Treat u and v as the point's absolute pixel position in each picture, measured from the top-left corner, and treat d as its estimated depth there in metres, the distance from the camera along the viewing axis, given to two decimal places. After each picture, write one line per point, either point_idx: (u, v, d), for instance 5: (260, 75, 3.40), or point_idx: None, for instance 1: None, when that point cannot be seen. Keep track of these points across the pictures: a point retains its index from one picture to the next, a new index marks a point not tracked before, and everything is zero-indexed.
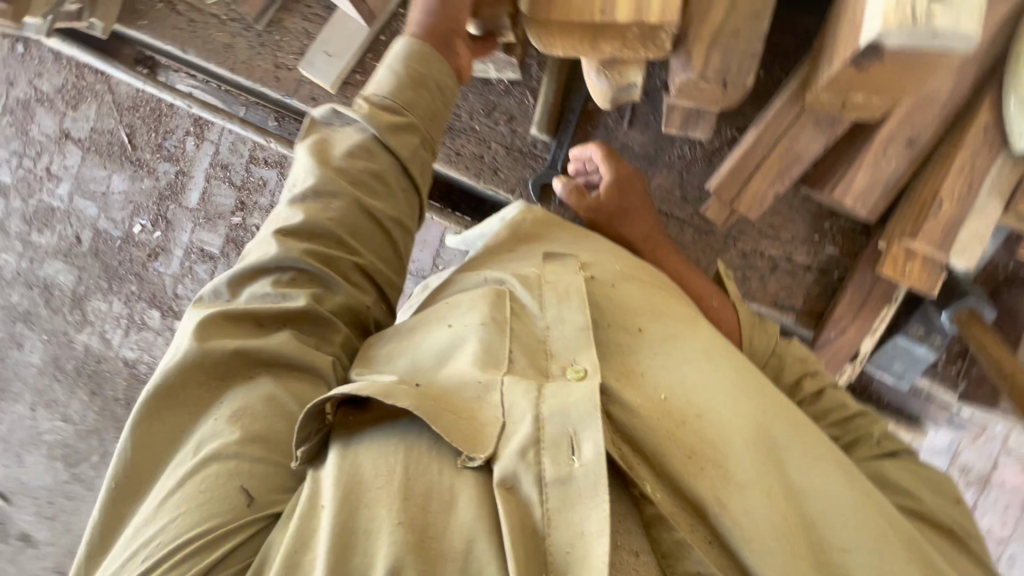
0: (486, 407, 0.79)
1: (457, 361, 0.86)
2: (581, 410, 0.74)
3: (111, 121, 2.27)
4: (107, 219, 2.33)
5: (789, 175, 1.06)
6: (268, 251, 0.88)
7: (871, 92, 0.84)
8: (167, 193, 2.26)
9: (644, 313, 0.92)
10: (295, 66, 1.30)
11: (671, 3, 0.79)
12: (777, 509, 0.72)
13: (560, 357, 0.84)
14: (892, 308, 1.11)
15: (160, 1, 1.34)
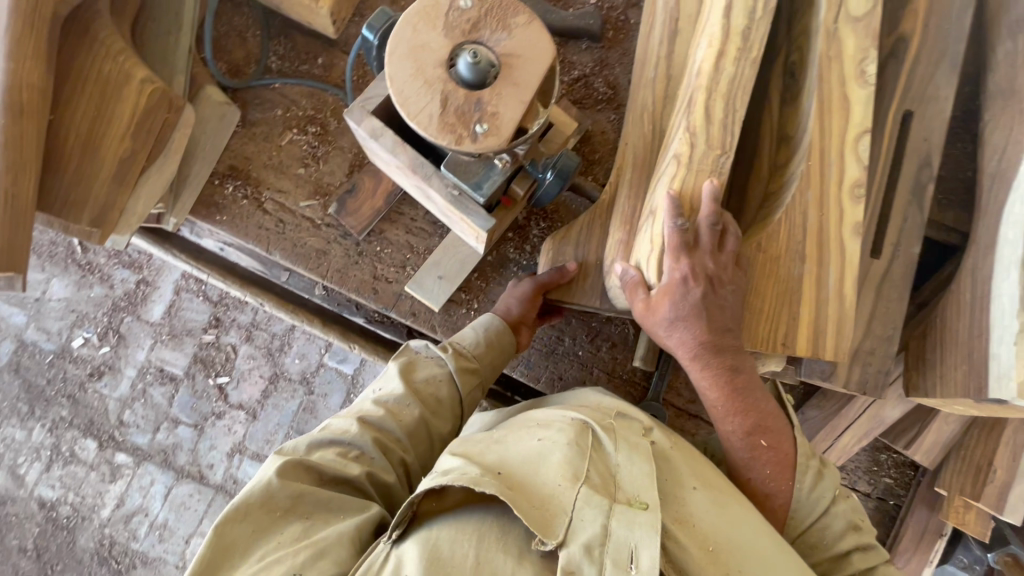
0: (560, 502, 0.82)
1: (543, 471, 0.87)
2: (643, 527, 0.80)
3: None
4: (39, 329, 2.14)
5: (871, 432, 1.21)
6: (349, 428, 0.97)
7: (973, 408, 1.01)
8: (122, 304, 2.11)
9: (695, 470, 0.94)
10: (395, 280, 1.26)
11: (841, 343, 0.96)
12: None
13: (625, 488, 0.86)
14: (944, 541, 1.28)
15: (243, 196, 1.25)
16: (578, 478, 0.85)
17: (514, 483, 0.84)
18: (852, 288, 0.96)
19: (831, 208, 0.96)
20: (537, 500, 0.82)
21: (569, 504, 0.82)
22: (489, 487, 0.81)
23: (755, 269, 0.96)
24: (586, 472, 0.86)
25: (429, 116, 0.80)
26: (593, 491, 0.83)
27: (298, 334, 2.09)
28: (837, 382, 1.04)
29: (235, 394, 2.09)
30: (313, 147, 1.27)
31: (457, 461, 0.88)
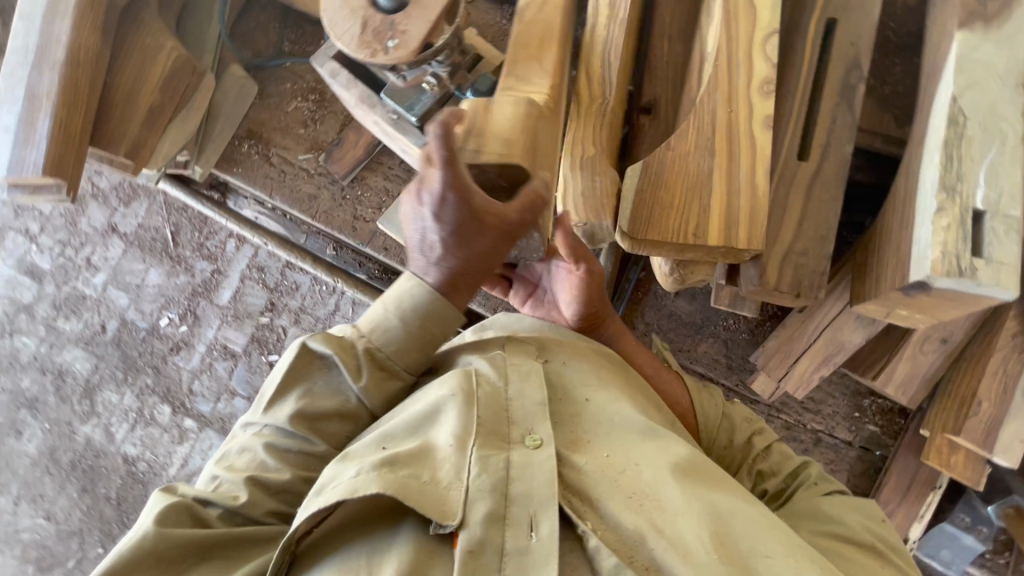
0: (448, 470, 0.81)
1: (435, 435, 0.85)
2: (538, 468, 0.81)
3: (158, 218, 2.20)
4: (137, 310, 2.22)
5: (832, 361, 1.14)
6: (236, 492, 0.83)
7: (913, 310, 0.93)
8: (200, 290, 2.14)
9: (591, 380, 0.96)
10: (372, 219, 1.44)
11: (755, 232, 0.92)
12: (708, 531, 0.76)
13: (519, 425, 0.86)
14: (937, 494, 1.15)
15: (255, 152, 1.51)
16: (466, 438, 0.83)
17: (396, 462, 0.81)
18: (764, 180, 0.93)
19: (738, 103, 0.95)
20: (425, 477, 0.79)
21: (460, 474, 0.80)
22: (371, 487, 0.76)
23: (662, 170, 0.95)
24: (474, 423, 0.85)
25: (350, 35, 0.97)
26: (487, 452, 0.81)
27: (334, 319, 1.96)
28: (768, 283, 0.98)
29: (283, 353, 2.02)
30: (312, 111, 1.50)
31: (331, 471, 0.83)
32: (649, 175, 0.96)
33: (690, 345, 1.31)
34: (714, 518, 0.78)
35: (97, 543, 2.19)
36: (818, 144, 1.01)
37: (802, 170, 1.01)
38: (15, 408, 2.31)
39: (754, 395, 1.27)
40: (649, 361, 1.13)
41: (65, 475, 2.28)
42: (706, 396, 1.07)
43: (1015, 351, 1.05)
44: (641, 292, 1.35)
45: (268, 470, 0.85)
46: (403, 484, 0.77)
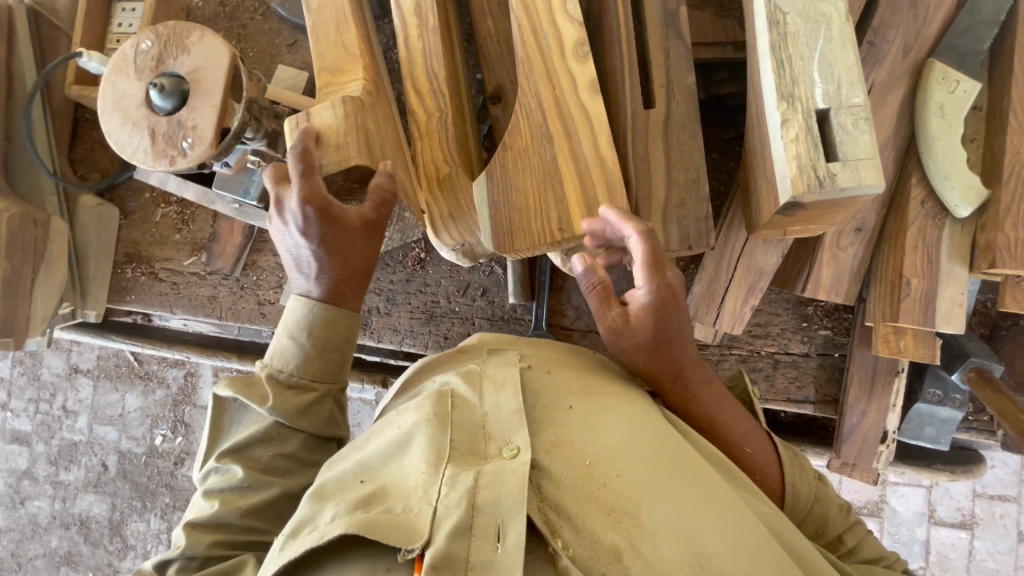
0: (420, 494, 0.68)
1: (407, 458, 0.73)
2: (512, 475, 0.66)
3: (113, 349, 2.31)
4: (129, 438, 2.40)
5: (758, 288, 1.09)
6: (198, 508, 0.85)
7: (804, 223, 0.88)
8: (179, 398, 2.29)
9: (573, 391, 0.81)
10: (276, 298, 1.39)
11: (619, 206, 0.86)
12: (685, 545, 0.63)
13: (494, 439, 0.72)
14: (903, 379, 1.11)
15: (141, 273, 1.45)
16: (439, 459, 0.70)
17: (374, 497, 0.70)
18: (609, 147, 0.87)
19: (558, 76, 0.88)
20: (396, 506, 0.67)
21: (432, 494, 0.67)
22: (334, 527, 0.66)
23: (506, 172, 0.89)
24: (448, 445, 0.71)
25: (141, 149, 0.91)
26: (458, 467, 0.69)
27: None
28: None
29: None
30: (180, 213, 1.44)
31: (306, 507, 0.73)
32: (496, 181, 0.89)
33: None
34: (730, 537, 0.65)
35: None
36: (660, 85, 0.93)
37: (654, 118, 0.93)
38: (66, 555, 2.54)
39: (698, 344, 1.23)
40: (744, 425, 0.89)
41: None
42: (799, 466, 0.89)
43: (927, 218, 1.01)
44: (561, 278, 1.30)
45: (202, 513, 0.85)
46: (371, 520, 0.66)
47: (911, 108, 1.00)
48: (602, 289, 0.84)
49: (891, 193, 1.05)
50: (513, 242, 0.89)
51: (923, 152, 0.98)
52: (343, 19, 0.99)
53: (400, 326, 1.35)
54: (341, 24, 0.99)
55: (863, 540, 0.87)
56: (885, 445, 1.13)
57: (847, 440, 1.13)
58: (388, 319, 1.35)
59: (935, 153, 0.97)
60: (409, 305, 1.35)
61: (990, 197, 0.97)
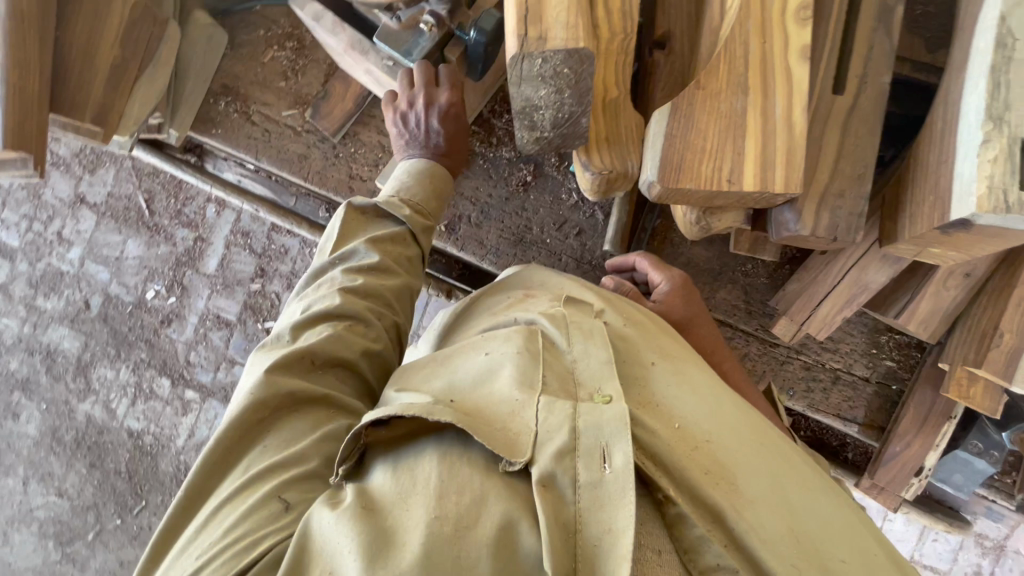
0: (516, 411, 0.64)
1: (494, 387, 0.68)
2: (612, 420, 0.60)
3: (129, 186, 2.13)
4: (119, 284, 2.17)
5: (856, 302, 1.12)
6: (335, 300, 0.83)
7: (950, 247, 0.91)
8: (184, 259, 2.09)
9: (650, 344, 0.75)
10: (369, 177, 1.36)
11: (793, 175, 0.87)
12: (789, 513, 0.58)
13: (587, 384, 0.66)
14: (953, 424, 1.17)
15: (233, 110, 1.39)
16: (533, 386, 0.66)
17: (465, 409, 0.66)
18: (801, 115, 0.87)
19: (772, 32, 0.87)
20: (496, 421, 0.63)
21: (530, 416, 0.62)
22: (443, 415, 0.61)
23: (691, 110, 0.88)
24: (540, 379, 0.66)
25: None
26: (554, 397, 0.64)
27: None
28: (804, 227, 0.93)
29: None
30: (292, 61, 1.38)
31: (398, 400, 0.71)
32: (678, 117, 0.88)
33: (708, 292, 1.29)
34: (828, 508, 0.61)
35: (117, 516, 2.19)
36: (853, 76, 0.94)
37: (838, 105, 0.93)
38: (10, 391, 2.29)
39: (770, 339, 1.27)
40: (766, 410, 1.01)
41: (71, 451, 2.25)
42: None
43: None
44: (656, 240, 1.31)
45: (333, 299, 0.84)
46: (468, 420, 0.62)
47: None
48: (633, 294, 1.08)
49: None
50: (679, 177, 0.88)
51: None
52: None
53: (486, 241, 1.34)
54: None
55: None
56: (917, 478, 1.20)
57: (884, 463, 1.20)
58: (476, 231, 1.34)
59: None
60: (501, 222, 1.34)
61: None
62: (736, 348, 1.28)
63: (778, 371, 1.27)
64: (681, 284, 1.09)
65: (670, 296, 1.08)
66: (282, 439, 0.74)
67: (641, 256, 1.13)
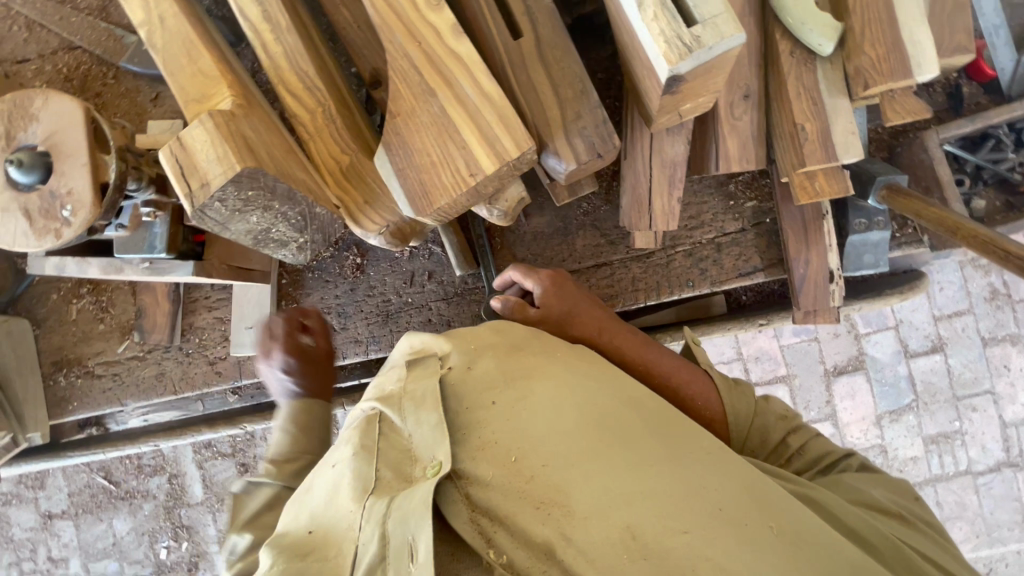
0: (349, 531, 0.67)
1: (337, 501, 0.70)
2: (416, 511, 0.61)
3: (82, 475, 2.47)
4: (131, 561, 2.53)
5: (678, 179, 1.13)
6: None
7: (693, 97, 0.92)
8: (171, 502, 2.46)
9: (495, 379, 0.75)
10: (227, 353, 1.34)
11: (517, 133, 0.86)
12: (615, 515, 0.60)
13: (416, 457, 0.70)
14: (829, 219, 1.19)
15: (76, 377, 1.37)
16: (365, 494, 0.69)
17: (311, 542, 0.69)
18: (490, 80, 0.87)
19: (421, 29, 0.88)
20: (333, 551, 0.67)
21: (358, 534, 0.65)
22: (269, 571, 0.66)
23: (402, 138, 0.91)
24: (374, 477, 0.69)
25: (21, 232, 0.86)
26: (379, 498, 0.67)
27: None
28: (569, 163, 0.94)
29: None
30: (96, 302, 1.36)
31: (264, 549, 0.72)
32: (396, 150, 0.91)
33: (567, 249, 1.29)
34: (658, 492, 0.62)
35: None
36: (523, 12, 0.95)
37: (527, 46, 0.94)
38: None
39: (643, 252, 1.27)
40: (667, 361, 0.96)
41: None
42: (739, 394, 0.96)
43: (802, 65, 1.07)
44: (498, 236, 1.32)
45: None
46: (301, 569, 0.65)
47: None
48: (514, 307, 1.00)
49: (764, 56, 1.11)
50: (430, 204, 0.90)
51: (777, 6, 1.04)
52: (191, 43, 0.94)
53: (361, 335, 1.33)
54: (193, 52, 0.93)
55: (811, 440, 0.95)
56: (835, 283, 1.21)
57: (801, 290, 1.20)
58: (347, 333, 1.33)
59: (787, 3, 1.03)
60: (361, 312, 1.33)
61: (845, 28, 1.04)
62: (621, 278, 1.28)
63: (668, 272, 1.27)
64: (553, 281, 1.02)
65: (546, 296, 1.00)
66: None
67: (509, 269, 1.06)
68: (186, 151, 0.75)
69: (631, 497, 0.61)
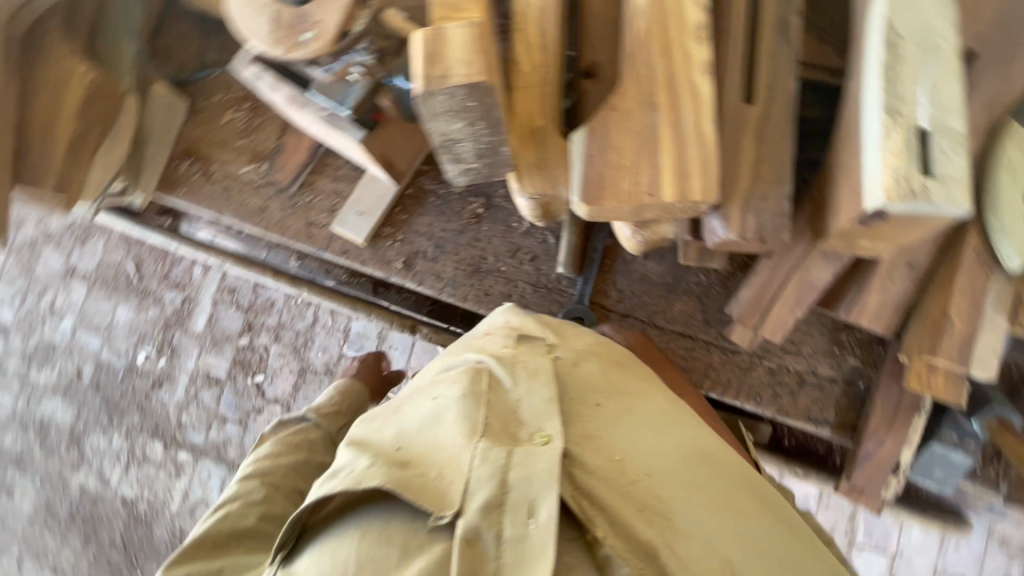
0: (450, 463, 0.71)
1: (438, 432, 0.76)
2: (541, 469, 0.69)
3: (116, 254, 2.62)
4: (110, 349, 2.69)
5: (806, 302, 1.12)
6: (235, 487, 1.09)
7: (876, 238, 0.92)
8: (173, 320, 2.60)
9: (601, 386, 0.85)
10: (326, 223, 1.40)
11: (709, 182, 0.89)
12: (712, 540, 0.68)
13: (527, 423, 0.76)
14: (922, 417, 1.15)
15: (196, 171, 1.46)
16: (472, 434, 0.74)
17: (406, 460, 0.74)
18: (711, 125, 0.90)
19: (676, 51, 0.91)
20: (430, 474, 0.71)
21: (464, 468, 0.70)
22: (370, 479, 0.71)
23: (606, 128, 0.93)
24: (484, 422, 0.75)
25: (261, 33, 0.93)
26: (491, 443, 0.72)
27: (319, 330, 2.45)
28: (731, 233, 0.95)
29: (270, 388, 2.49)
30: (248, 120, 1.44)
31: (348, 455, 0.78)
32: (594, 136, 0.93)
33: (664, 305, 1.30)
34: (747, 532, 0.71)
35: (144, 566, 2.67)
36: (764, 83, 0.98)
37: (752, 114, 0.97)
38: (4, 466, 2.86)
39: (732, 346, 1.27)
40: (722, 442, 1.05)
41: (65, 525, 2.80)
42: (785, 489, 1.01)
43: (981, 266, 1.05)
44: (610, 258, 1.33)
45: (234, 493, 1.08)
46: (402, 483, 0.70)
47: (985, 163, 1.03)
48: None
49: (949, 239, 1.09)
50: (599, 199, 0.91)
51: (989, 203, 1.02)
52: None
53: (444, 274, 1.37)
54: None
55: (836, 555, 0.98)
56: (894, 475, 1.19)
57: (860, 464, 1.18)
58: (434, 265, 1.37)
59: (1003, 205, 1.01)
60: (456, 255, 1.37)
61: None
62: (698, 358, 1.28)
63: (743, 377, 1.26)
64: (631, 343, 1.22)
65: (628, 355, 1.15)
66: None
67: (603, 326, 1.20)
68: (443, 42, 0.79)
69: (727, 530, 0.70)
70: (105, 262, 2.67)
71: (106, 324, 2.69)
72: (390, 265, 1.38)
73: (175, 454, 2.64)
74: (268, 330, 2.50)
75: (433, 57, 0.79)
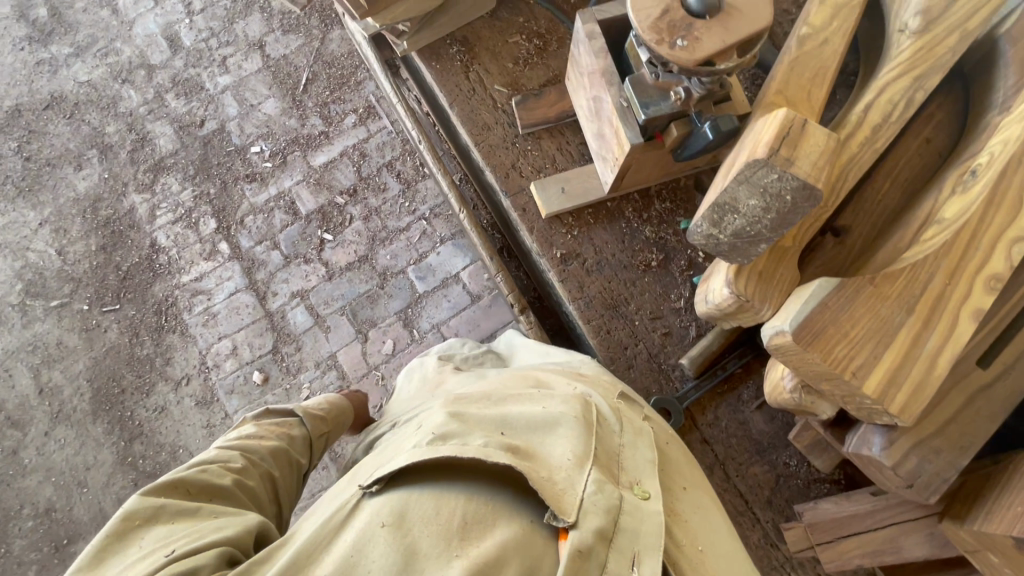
0: (563, 471, 0.88)
1: (553, 438, 0.96)
2: (647, 516, 0.86)
3: (302, 61, 3.09)
4: (239, 126, 3.00)
5: (878, 559, 1.08)
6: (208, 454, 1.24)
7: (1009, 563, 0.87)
8: (302, 141, 2.97)
9: (686, 476, 1.04)
10: (526, 176, 1.43)
11: (913, 404, 0.88)
12: None
13: (628, 473, 0.94)
14: None
15: (460, 59, 1.51)
16: (585, 457, 0.91)
17: (522, 450, 0.92)
18: (949, 361, 0.88)
19: (961, 282, 0.91)
20: (546, 475, 0.87)
21: (578, 484, 0.86)
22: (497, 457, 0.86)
23: (857, 296, 0.92)
24: (595, 452, 0.93)
25: (647, 14, 0.97)
26: (604, 478, 0.89)
27: (403, 240, 2.81)
28: (885, 456, 0.93)
29: (333, 253, 2.81)
30: (529, 53, 1.51)
31: (460, 427, 0.95)
32: (841, 294, 0.92)
33: (744, 459, 1.28)
34: None
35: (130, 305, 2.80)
36: (1004, 361, 0.96)
37: (976, 378, 0.95)
38: (89, 146, 3.01)
39: (778, 539, 1.26)
40: None
41: (92, 225, 2.92)
42: None
43: None
44: (726, 385, 1.31)
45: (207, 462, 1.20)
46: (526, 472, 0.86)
47: None
48: None
49: None
50: (811, 349, 0.89)
51: None
52: (820, 79, 1.14)
53: (587, 288, 1.36)
54: (816, 80, 1.14)
55: None
56: None
57: None
58: (583, 276, 1.37)
59: None
60: (607, 282, 1.37)
61: None
62: (743, 526, 1.26)
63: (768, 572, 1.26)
64: None
65: None
66: (140, 546, 0.99)
67: None
68: (803, 136, 0.82)
69: None
70: (290, 59, 3.10)
71: (253, 104, 3.03)
72: (549, 248, 1.38)
73: (218, 240, 2.86)
74: (364, 203, 2.87)
75: (789, 143, 0.81)
